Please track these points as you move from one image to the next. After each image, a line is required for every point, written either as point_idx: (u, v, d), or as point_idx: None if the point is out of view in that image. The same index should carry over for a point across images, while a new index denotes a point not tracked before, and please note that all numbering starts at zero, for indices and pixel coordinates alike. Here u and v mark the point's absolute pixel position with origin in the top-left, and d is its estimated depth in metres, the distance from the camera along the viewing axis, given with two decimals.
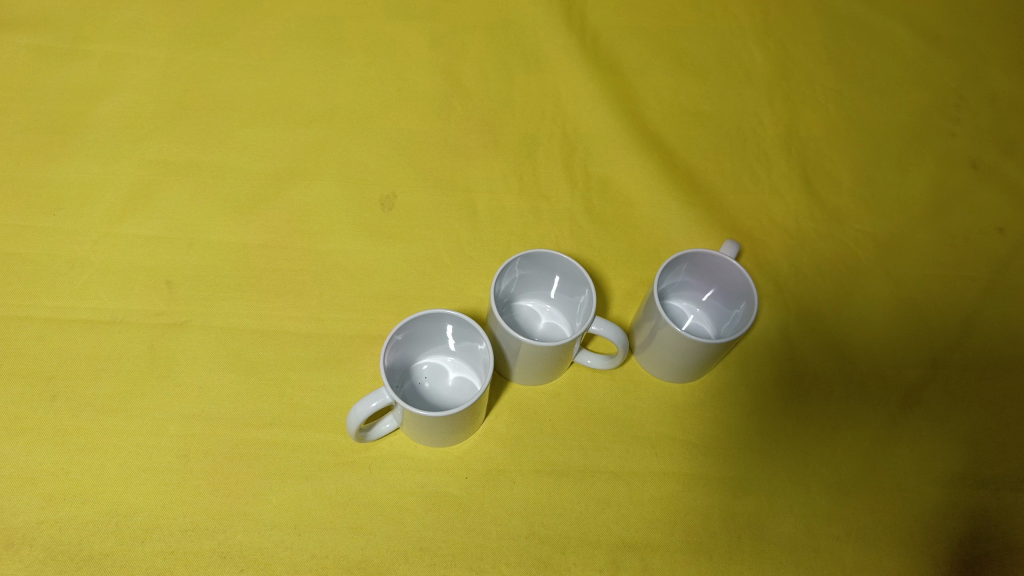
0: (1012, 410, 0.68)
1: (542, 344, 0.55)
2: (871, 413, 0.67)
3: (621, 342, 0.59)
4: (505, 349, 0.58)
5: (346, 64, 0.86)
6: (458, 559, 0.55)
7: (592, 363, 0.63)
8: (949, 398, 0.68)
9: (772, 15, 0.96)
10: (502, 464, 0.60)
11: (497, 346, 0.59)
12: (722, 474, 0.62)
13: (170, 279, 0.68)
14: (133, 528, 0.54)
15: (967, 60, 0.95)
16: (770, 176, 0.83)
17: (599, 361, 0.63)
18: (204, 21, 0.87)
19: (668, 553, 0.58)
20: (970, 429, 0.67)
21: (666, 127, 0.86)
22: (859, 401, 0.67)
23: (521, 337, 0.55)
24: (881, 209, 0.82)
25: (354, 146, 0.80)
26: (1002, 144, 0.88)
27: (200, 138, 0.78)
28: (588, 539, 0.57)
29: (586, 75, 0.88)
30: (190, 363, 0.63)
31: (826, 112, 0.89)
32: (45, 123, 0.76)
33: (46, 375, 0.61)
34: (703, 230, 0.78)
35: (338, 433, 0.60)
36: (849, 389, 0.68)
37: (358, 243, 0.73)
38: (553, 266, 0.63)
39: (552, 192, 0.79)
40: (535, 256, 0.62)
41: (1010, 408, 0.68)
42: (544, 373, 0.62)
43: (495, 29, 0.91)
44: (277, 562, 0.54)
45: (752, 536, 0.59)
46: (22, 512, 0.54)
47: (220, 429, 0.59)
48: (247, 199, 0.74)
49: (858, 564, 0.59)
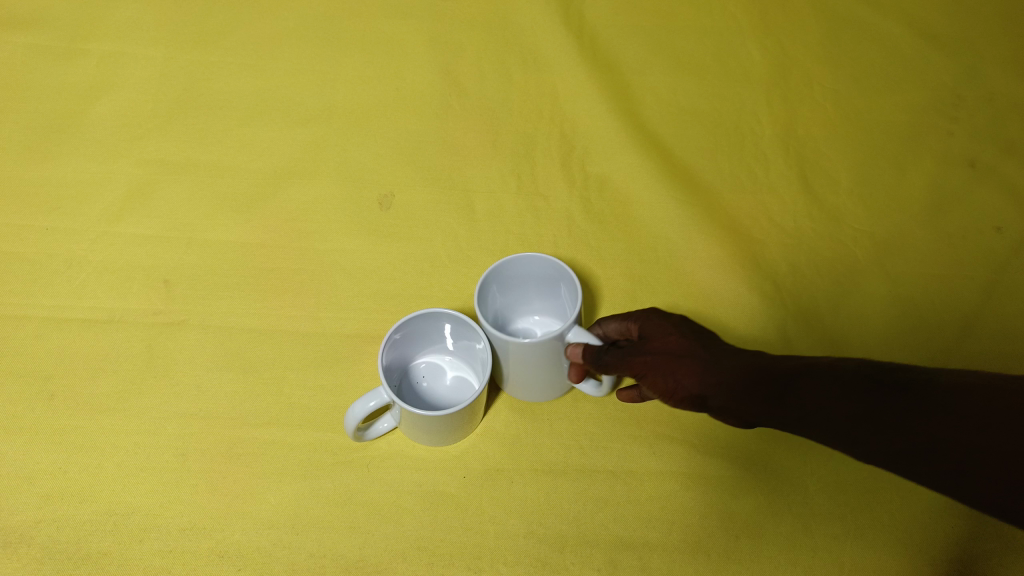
0: (1004, 438, 0.41)
1: (527, 343, 0.54)
2: (704, 372, 0.50)
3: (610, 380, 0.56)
4: (499, 359, 0.57)
5: (343, 63, 0.86)
6: (457, 559, 0.55)
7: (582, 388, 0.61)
8: (871, 396, 0.45)
9: (771, 14, 0.97)
10: (501, 464, 0.60)
11: (496, 355, 0.58)
12: (721, 472, 0.62)
13: (167, 280, 0.68)
14: (132, 528, 0.54)
15: (967, 59, 0.95)
16: (769, 176, 0.83)
17: (588, 386, 0.61)
18: (203, 20, 0.86)
19: (667, 553, 0.58)
20: (899, 435, 0.44)
21: (664, 126, 0.86)
22: (681, 376, 0.51)
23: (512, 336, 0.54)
24: (878, 208, 0.82)
25: (352, 146, 0.80)
26: (1000, 144, 0.88)
27: (198, 137, 0.78)
28: (586, 538, 0.57)
29: (584, 73, 0.88)
30: (188, 362, 0.63)
31: (824, 111, 0.89)
32: (43, 123, 0.76)
33: (45, 374, 0.61)
34: (702, 228, 0.77)
35: (334, 432, 0.60)
36: (703, 366, 0.51)
37: (356, 242, 0.73)
38: (535, 269, 0.64)
39: (550, 191, 0.79)
40: (506, 271, 0.63)
41: (948, 421, 0.43)
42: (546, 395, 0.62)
43: (494, 28, 0.91)
44: (276, 561, 0.53)
45: (750, 535, 0.59)
46: (20, 512, 0.53)
47: (218, 428, 0.59)
48: (245, 199, 0.74)
49: (855, 564, 0.59)
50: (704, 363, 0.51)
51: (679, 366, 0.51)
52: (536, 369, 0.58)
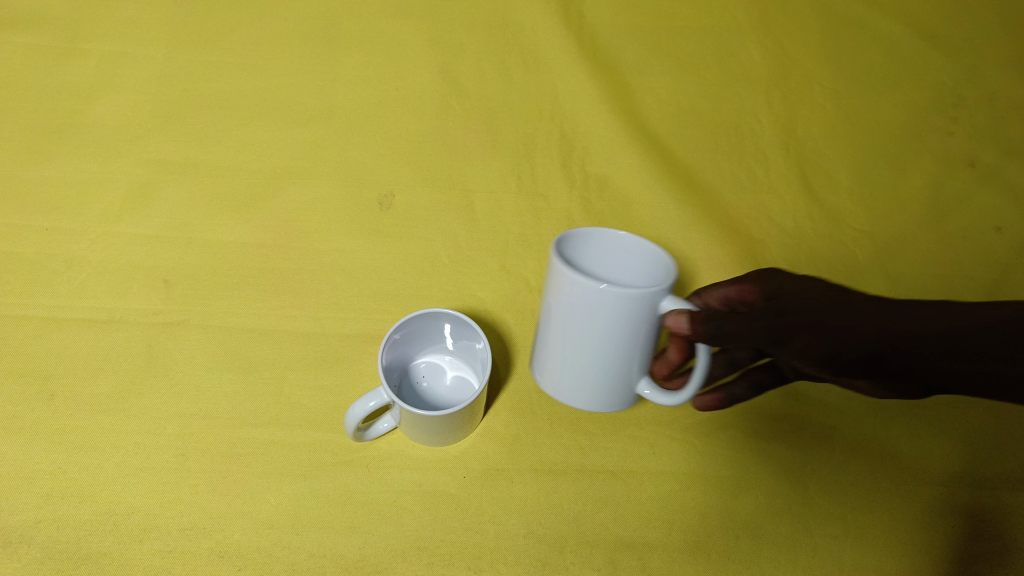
0: None
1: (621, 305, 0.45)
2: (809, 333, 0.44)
3: (705, 358, 0.46)
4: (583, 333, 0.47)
5: (343, 63, 0.86)
6: (458, 559, 0.55)
7: (651, 394, 0.52)
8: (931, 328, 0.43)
9: (771, 14, 0.97)
10: (501, 464, 0.60)
11: (578, 330, 0.48)
12: (720, 472, 0.62)
13: (168, 279, 0.68)
14: (131, 528, 0.54)
15: (966, 59, 0.95)
16: (768, 176, 0.83)
17: (659, 393, 0.51)
18: (203, 20, 0.86)
19: (667, 553, 0.57)
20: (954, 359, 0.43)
21: (664, 126, 0.86)
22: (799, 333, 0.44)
23: (576, 272, 0.46)
24: (878, 208, 0.82)
25: (352, 145, 0.80)
26: (1000, 144, 0.88)
27: (198, 137, 0.78)
28: (586, 538, 0.57)
29: (584, 73, 0.88)
30: (188, 362, 0.63)
31: (824, 111, 0.89)
32: (43, 123, 0.76)
33: (45, 374, 0.61)
34: (702, 228, 0.77)
35: (334, 432, 0.60)
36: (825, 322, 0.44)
37: (356, 242, 0.73)
38: (599, 245, 0.52)
39: (550, 191, 0.79)
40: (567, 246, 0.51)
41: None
42: (590, 393, 0.52)
43: (494, 28, 0.91)
44: (275, 561, 0.53)
45: (750, 535, 0.59)
46: (19, 512, 0.53)
47: (218, 428, 0.59)
48: (245, 199, 0.74)
49: (856, 564, 0.59)
50: (803, 324, 0.45)
51: (796, 324, 0.44)
52: (589, 338, 0.48)
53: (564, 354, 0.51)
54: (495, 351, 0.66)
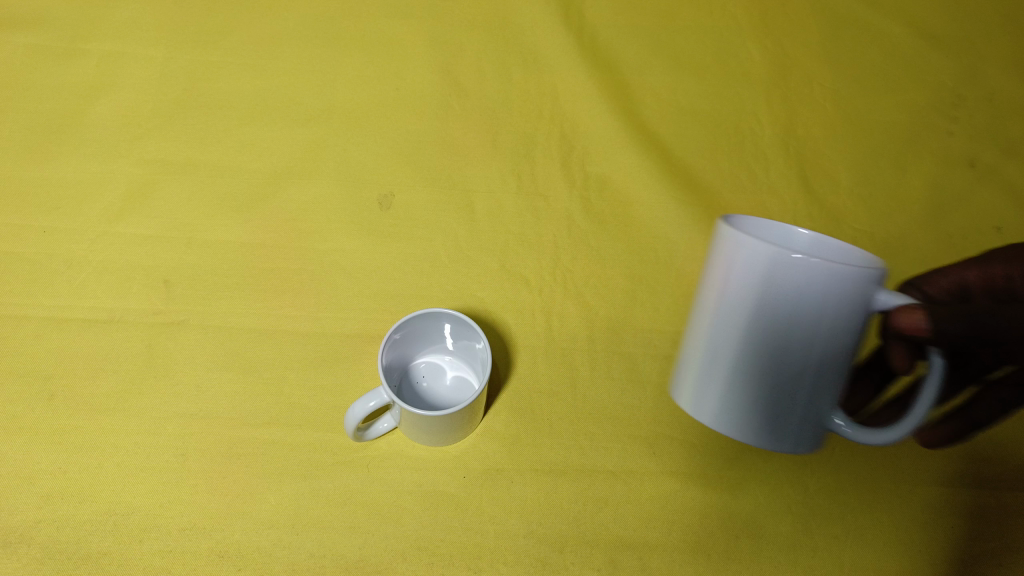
0: None
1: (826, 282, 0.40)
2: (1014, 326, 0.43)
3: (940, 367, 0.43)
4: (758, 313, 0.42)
5: (344, 63, 0.86)
6: (457, 558, 0.55)
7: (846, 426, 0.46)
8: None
9: (772, 13, 0.96)
10: (501, 464, 0.60)
11: (749, 307, 0.42)
12: (721, 472, 0.62)
13: (167, 280, 0.67)
14: (132, 528, 0.54)
15: (966, 58, 0.95)
16: (769, 176, 0.83)
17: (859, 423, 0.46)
18: (202, 19, 0.86)
19: (666, 553, 0.58)
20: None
21: (664, 126, 0.86)
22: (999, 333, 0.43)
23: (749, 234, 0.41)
24: (879, 209, 0.82)
25: (352, 145, 0.80)
26: (1000, 143, 0.88)
27: (198, 137, 0.78)
28: (586, 538, 0.58)
29: (584, 73, 0.88)
30: (188, 362, 0.63)
31: (824, 111, 0.89)
32: (43, 123, 0.76)
33: (45, 374, 0.61)
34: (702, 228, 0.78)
35: (333, 432, 0.60)
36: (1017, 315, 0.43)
37: (356, 242, 0.73)
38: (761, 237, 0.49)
39: (551, 191, 0.79)
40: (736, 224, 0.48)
41: None
42: (735, 399, 0.45)
43: (494, 28, 0.91)
44: (276, 561, 0.54)
45: (750, 535, 0.60)
46: (21, 512, 0.54)
47: (217, 428, 0.59)
48: (245, 199, 0.74)
49: (855, 564, 0.60)
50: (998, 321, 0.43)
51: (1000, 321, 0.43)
52: (752, 318, 0.42)
53: (715, 338, 0.45)
54: (495, 351, 0.66)
